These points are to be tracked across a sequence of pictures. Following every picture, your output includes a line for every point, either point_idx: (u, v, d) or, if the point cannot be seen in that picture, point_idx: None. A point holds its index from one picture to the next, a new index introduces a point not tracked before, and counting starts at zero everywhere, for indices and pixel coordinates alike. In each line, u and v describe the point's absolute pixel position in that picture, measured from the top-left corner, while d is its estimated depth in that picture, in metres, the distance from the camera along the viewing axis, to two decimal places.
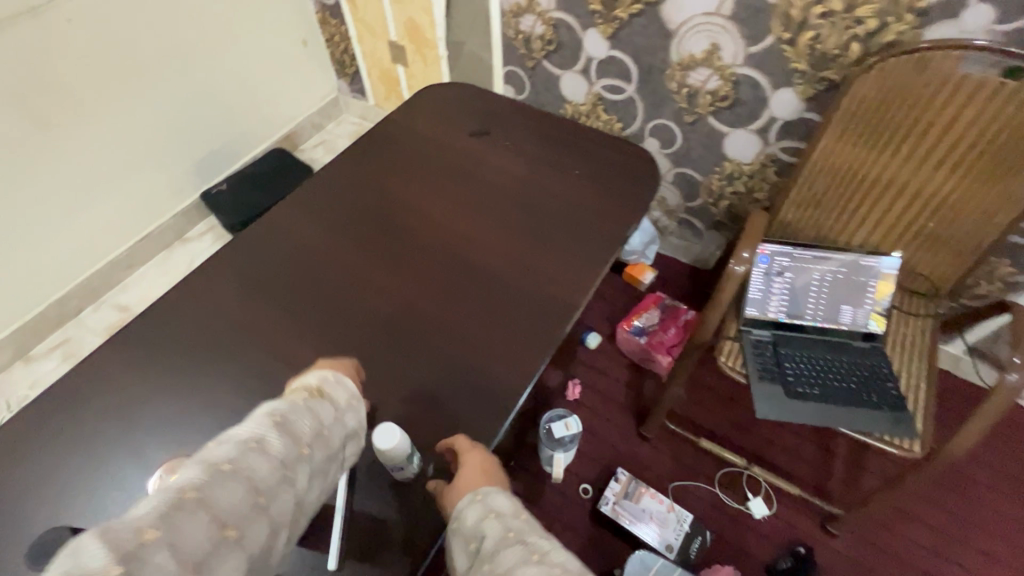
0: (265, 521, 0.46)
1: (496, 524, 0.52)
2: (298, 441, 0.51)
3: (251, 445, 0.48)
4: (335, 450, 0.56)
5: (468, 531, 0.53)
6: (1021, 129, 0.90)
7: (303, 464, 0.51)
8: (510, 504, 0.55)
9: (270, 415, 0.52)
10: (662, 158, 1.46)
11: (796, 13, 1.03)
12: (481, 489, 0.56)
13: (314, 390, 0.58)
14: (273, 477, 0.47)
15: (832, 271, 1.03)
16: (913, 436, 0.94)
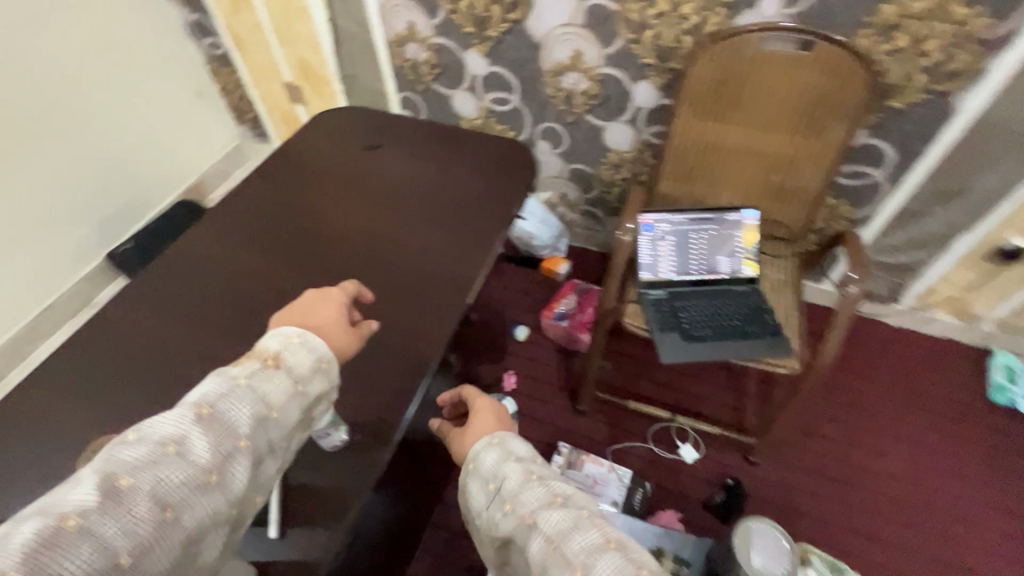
0: (177, 534, 0.46)
1: (518, 471, 0.67)
2: (229, 438, 0.51)
3: (169, 448, 0.48)
4: (282, 435, 0.57)
5: (488, 471, 0.69)
6: (823, 89, 1.11)
7: (233, 464, 0.51)
8: (522, 452, 0.71)
9: (199, 408, 0.51)
10: (555, 157, 1.60)
11: (636, 17, 1.20)
12: (496, 434, 0.73)
13: (268, 362, 0.58)
14: (188, 486, 0.47)
15: (705, 229, 1.19)
16: (789, 354, 1.09)
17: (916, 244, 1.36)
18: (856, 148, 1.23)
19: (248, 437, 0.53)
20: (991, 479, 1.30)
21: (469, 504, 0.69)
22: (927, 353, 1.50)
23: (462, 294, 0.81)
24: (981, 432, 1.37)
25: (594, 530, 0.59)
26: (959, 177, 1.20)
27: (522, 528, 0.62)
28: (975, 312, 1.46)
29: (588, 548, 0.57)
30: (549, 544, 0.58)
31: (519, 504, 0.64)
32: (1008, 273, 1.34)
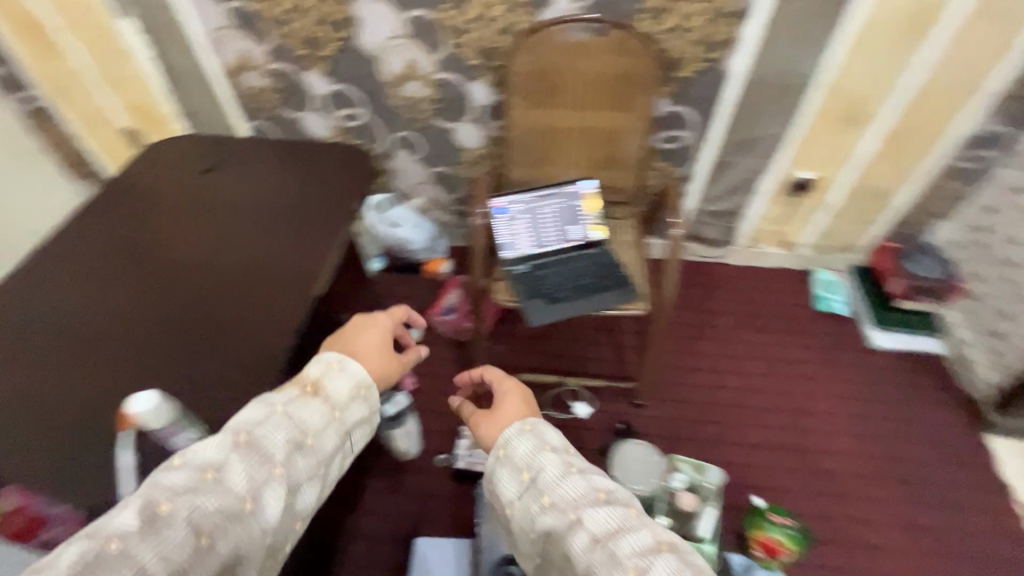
0: (210, 559, 0.52)
1: (557, 464, 0.71)
2: (263, 465, 0.60)
3: (208, 473, 0.57)
4: (317, 463, 0.66)
5: (522, 460, 0.73)
6: (623, 67, 1.30)
7: (265, 492, 0.59)
8: (557, 445, 0.75)
9: (239, 435, 0.61)
10: (416, 164, 1.67)
11: (455, 23, 1.31)
12: (527, 421, 0.78)
13: (307, 391, 0.70)
14: (222, 513, 0.55)
15: (550, 204, 1.35)
16: (636, 298, 1.25)
17: (733, 190, 1.60)
18: (666, 115, 1.44)
19: (282, 464, 0.62)
20: (825, 372, 1.55)
21: (501, 493, 0.72)
22: (760, 280, 1.75)
23: (313, 291, 0.84)
24: (811, 336, 1.63)
25: (646, 532, 0.62)
26: (748, 127, 1.44)
27: (563, 521, 0.65)
28: (793, 239, 1.74)
29: (640, 550, 0.60)
30: (596, 542, 0.61)
31: (559, 496, 0.68)
32: (806, 201, 1.62)
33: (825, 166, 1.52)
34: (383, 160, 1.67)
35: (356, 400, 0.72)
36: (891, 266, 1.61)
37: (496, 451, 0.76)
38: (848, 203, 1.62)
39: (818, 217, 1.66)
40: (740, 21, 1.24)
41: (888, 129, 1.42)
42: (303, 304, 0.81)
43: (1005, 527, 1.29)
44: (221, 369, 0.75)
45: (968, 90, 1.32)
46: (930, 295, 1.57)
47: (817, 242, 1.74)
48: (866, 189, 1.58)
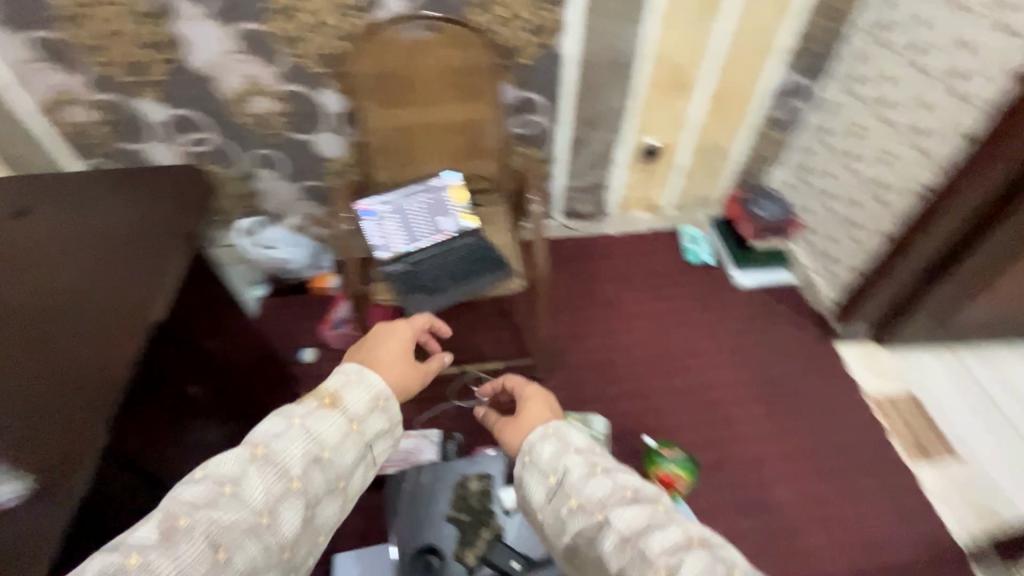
0: (227, 572, 0.55)
1: (582, 466, 0.74)
2: (277, 480, 0.62)
3: (225, 488, 0.60)
4: (336, 475, 0.68)
5: (547, 464, 0.77)
6: (463, 61, 1.35)
7: (281, 506, 0.61)
8: (581, 446, 0.78)
9: (255, 449, 0.63)
10: (282, 181, 1.62)
11: (290, 34, 1.30)
12: (550, 425, 0.82)
13: (324, 403, 0.71)
14: (239, 527, 0.58)
15: (417, 199, 1.40)
16: (509, 276, 1.33)
17: (593, 163, 1.73)
18: (516, 101, 1.53)
19: (298, 477, 0.64)
20: (699, 315, 1.71)
21: (529, 498, 0.76)
22: (634, 244, 1.88)
23: (144, 324, 0.81)
24: (683, 286, 1.79)
25: (675, 529, 0.65)
26: (592, 103, 1.56)
27: (593, 522, 0.68)
28: (656, 201, 1.91)
29: (671, 545, 0.63)
30: (625, 541, 0.65)
31: (586, 497, 0.71)
32: (660, 164, 1.78)
33: (667, 130, 1.68)
34: (246, 183, 1.60)
35: (373, 412, 0.73)
36: (740, 211, 1.79)
37: (522, 458, 0.80)
38: (695, 161, 1.79)
39: (673, 178, 1.83)
40: (559, 7, 1.34)
41: (711, 91, 1.59)
42: (135, 339, 0.78)
43: (857, 417, 1.50)
44: (38, 424, 0.71)
45: (765, 49, 1.51)
46: (777, 232, 1.76)
47: (677, 200, 1.92)
48: (707, 147, 1.75)
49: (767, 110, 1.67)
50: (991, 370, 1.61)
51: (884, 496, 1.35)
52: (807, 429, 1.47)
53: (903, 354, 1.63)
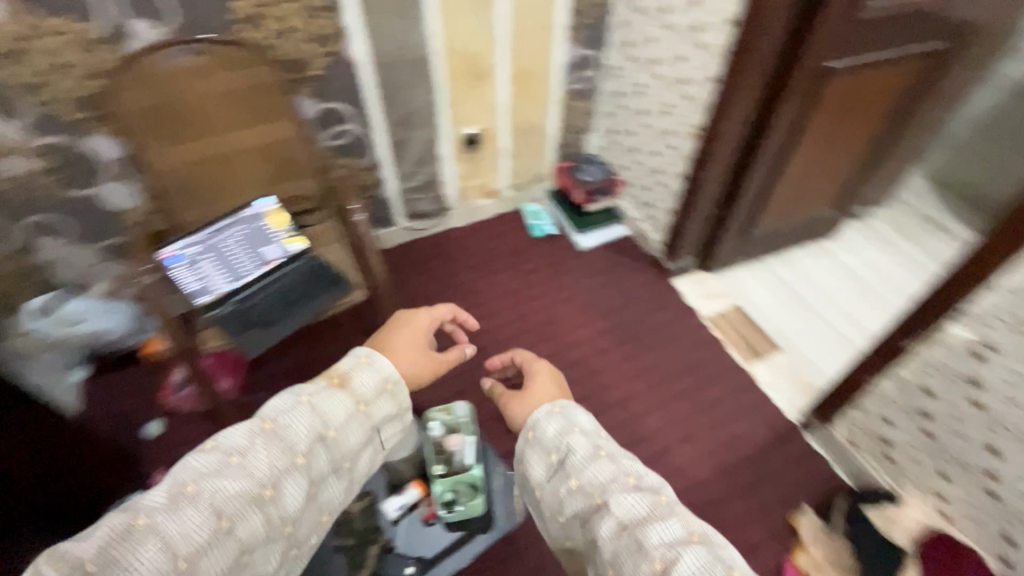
0: (229, 541, 0.57)
1: (586, 448, 0.78)
2: (284, 455, 0.63)
3: (233, 459, 0.60)
4: (342, 455, 0.70)
5: (551, 442, 0.81)
6: (245, 82, 1.28)
7: (285, 481, 0.62)
8: (586, 427, 0.82)
9: (264, 423, 0.64)
10: (72, 248, 1.43)
11: (27, 81, 1.14)
12: (556, 404, 0.85)
13: (334, 382, 0.71)
14: (244, 497, 0.59)
15: (232, 235, 1.29)
16: (350, 289, 1.35)
17: (419, 161, 1.75)
18: (320, 113, 1.50)
19: (303, 453, 0.65)
20: (551, 285, 1.83)
21: (530, 473, 0.80)
22: (482, 232, 1.96)
23: None
24: (533, 262, 1.89)
25: (676, 524, 0.68)
26: (398, 104, 1.57)
27: (592, 503, 0.72)
28: (493, 187, 1.99)
29: (668, 538, 0.66)
30: (622, 528, 0.68)
31: (586, 479, 0.75)
32: (484, 151, 1.85)
33: (481, 117, 1.74)
34: (24, 257, 1.39)
35: (381, 395, 0.74)
36: (568, 179, 1.94)
37: (526, 433, 0.84)
38: (516, 142, 1.89)
39: (501, 161, 1.92)
40: (335, 13, 1.32)
41: (510, 74, 1.68)
42: None
43: (698, 338, 1.70)
44: None
45: (546, 28, 1.62)
46: (605, 193, 1.93)
47: (512, 182, 2.02)
48: (523, 127, 1.85)
49: (566, 85, 1.80)
50: (792, 272, 1.91)
51: (731, 398, 1.55)
52: (660, 361, 1.64)
53: (724, 276, 1.88)
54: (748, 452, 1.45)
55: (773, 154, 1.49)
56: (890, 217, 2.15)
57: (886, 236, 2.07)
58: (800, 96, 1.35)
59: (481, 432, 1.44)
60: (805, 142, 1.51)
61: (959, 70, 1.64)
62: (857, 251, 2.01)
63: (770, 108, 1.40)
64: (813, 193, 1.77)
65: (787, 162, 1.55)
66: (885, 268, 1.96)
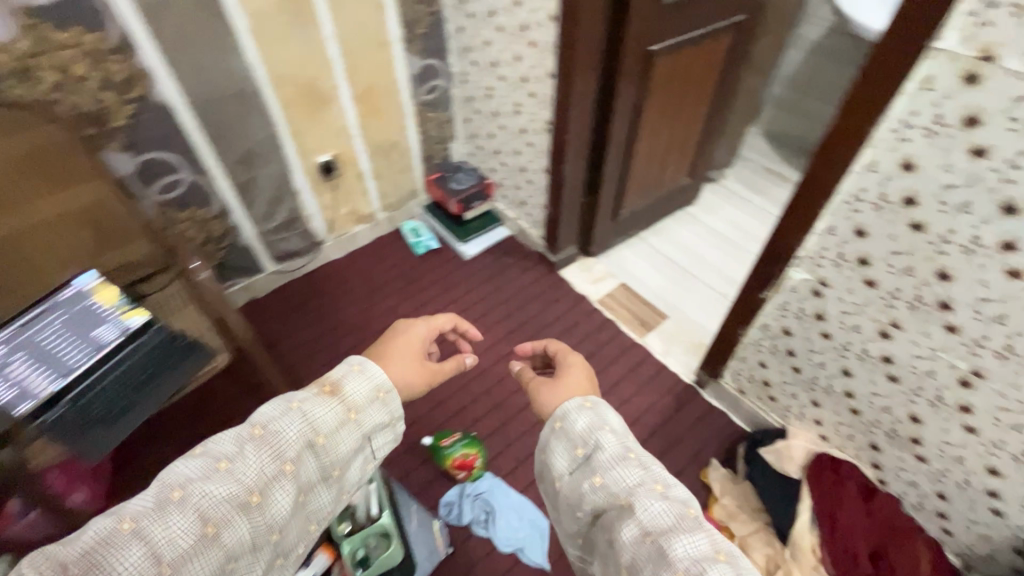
0: (214, 548, 0.55)
1: (616, 448, 0.81)
2: (273, 460, 0.61)
3: (221, 465, 0.59)
4: (333, 462, 0.68)
5: (579, 436, 0.85)
6: (37, 138, 1.09)
7: (273, 489, 0.60)
8: (616, 427, 0.85)
9: (255, 428, 0.63)
10: None
11: None
12: (587, 398, 0.89)
13: (325, 390, 0.69)
14: (231, 503, 0.57)
15: (51, 323, 1.10)
16: (213, 353, 1.21)
17: (275, 200, 1.62)
18: (141, 167, 1.33)
19: (292, 461, 0.63)
20: (438, 293, 1.83)
21: (553, 463, 0.85)
22: (360, 264, 1.91)
23: None
24: (418, 284, 1.86)
25: (703, 539, 0.69)
26: (233, 143, 1.44)
27: (617, 502, 0.75)
28: (365, 211, 1.90)
29: (692, 552, 0.68)
30: (643, 536, 0.70)
31: (612, 479, 0.78)
32: (346, 177, 1.76)
33: (331, 143, 1.65)
34: None
35: (373, 403, 0.72)
36: (440, 191, 1.91)
37: (554, 423, 0.88)
38: (379, 162, 1.82)
39: (367, 184, 1.84)
40: (128, 55, 1.18)
41: (352, 94, 1.60)
42: None
43: (594, 322, 1.75)
44: None
45: (381, 43, 1.56)
46: (479, 198, 1.93)
47: (384, 203, 1.95)
48: (381, 145, 1.79)
49: (417, 98, 1.77)
50: (666, 242, 2.04)
51: (630, 373, 1.62)
52: None
53: (606, 259, 1.96)
54: (655, 422, 1.51)
55: (620, 136, 1.56)
56: (741, 175, 2.37)
57: (739, 194, 2.27)
58: (630, 79, 1.42)
59: (396, 468, 1.38)
60: (647, 120, 1.60)
61: (765, 39, 1.82)
62: (719, 211, 2.19)
63: (608, 93, 1.46)
64: (669, 166, 1.88)
65: (636, 141, 1.63)
66: (744, 222, 2.15)
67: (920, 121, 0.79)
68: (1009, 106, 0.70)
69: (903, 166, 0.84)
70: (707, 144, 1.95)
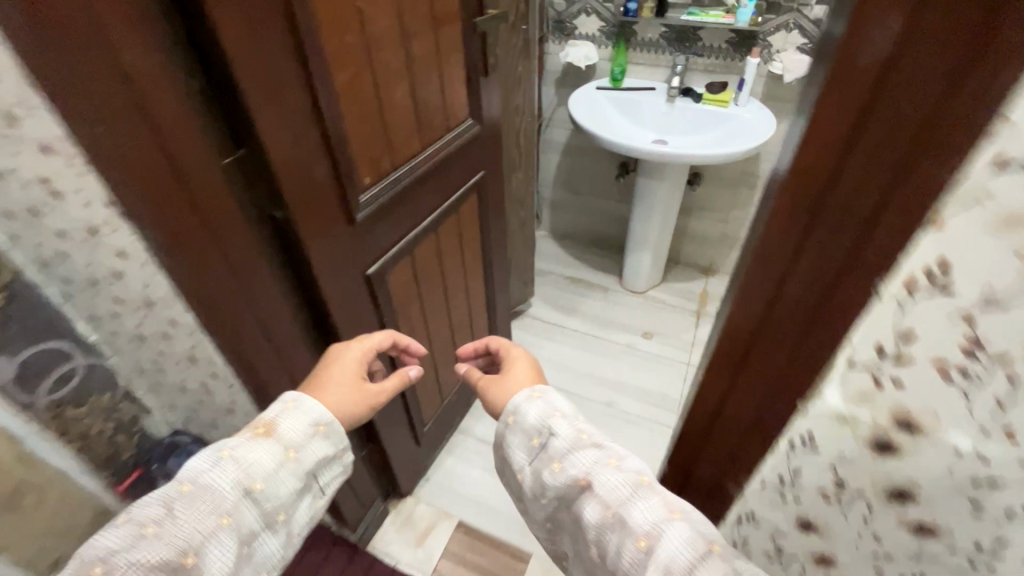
0: None
1: (568, 432, 0.69)
2: (208, 515, 0.60)
3: (151, 527, 0.58)
4: (274, 508, 0.66)
5: (530, 426, 0.73)
6: None
7: (209, 548, 0.59)
8: (567, 411, 0.73)
9: (182, 486, 0.61)
10: None
11: None
12: (534, 386, 0.78)
13: (255, 435, 0.67)
14: (166, 563, 0.56)
15: None
16: None
17: None
18: None
19: (230, 512, 0.61)
20: None
21: (509, 458, 0.73)
22: None
23: None
24: None
25: (657, 500, 0.60)
26: None
27: (577, 486, 0.64)
28: None
29: (652, 517, 0.58)
30: (604, 513, 0.61)
31: (569, 464, 0.66)
32: None
33: None
34: None
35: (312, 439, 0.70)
36: None
37: (505, 417, 0.76)
38: None
39: None
40: None
41: None
42: None
43: None
44: None
45: None
46: None
47: None
48: None
49: None
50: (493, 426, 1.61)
51: None
52: None
53: (426, 489, 1.45)
54: None
55: None
56: (546, 295, 2.09)
57: (550, 320, 1.98)
58: (351, 319, 0.96)
59: None
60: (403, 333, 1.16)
61: (521, 175, 1.53)
62: (538, 354, 1.85)
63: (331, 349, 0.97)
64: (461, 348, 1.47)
65: None
66: (569, 357, 1.83)
67: (806, 484, 0.43)
68: (967, 491, 0.36)
69: (798, 525, 0.48)
70: (498, 301, 1.59)
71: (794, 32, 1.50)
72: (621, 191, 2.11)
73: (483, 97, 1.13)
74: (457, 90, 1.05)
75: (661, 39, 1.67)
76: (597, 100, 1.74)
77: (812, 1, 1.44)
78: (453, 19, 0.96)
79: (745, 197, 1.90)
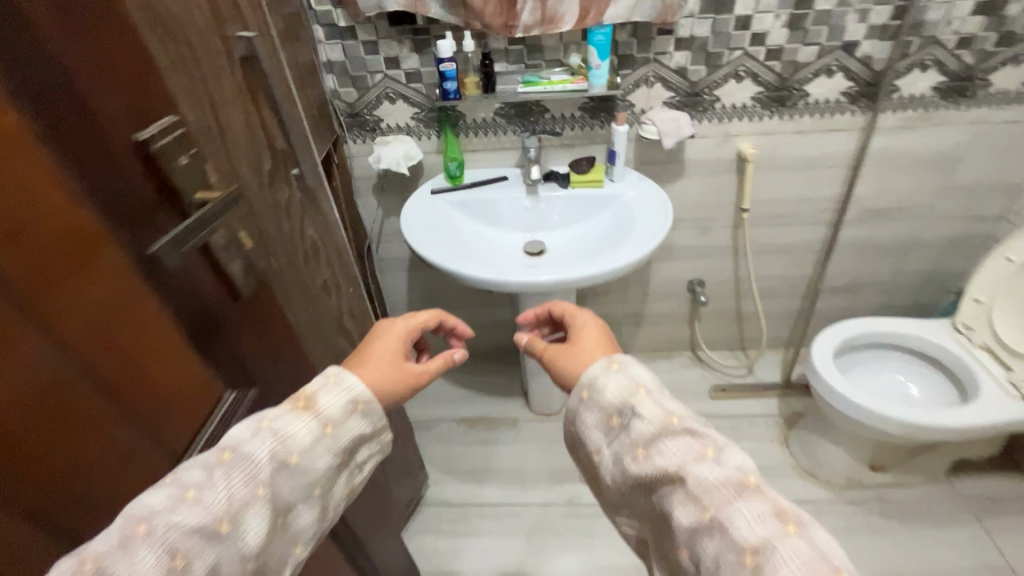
0: None
1: (658, 412, 0.50)
2: (243, 485, 0.46)
3: (186, 493, 0.44)
4: (313, 486, 0.52)
5: (610, 403, 0.53)
6: None
7: (247, 521, 0.46)
8: (655, 388, 0.53)
9: (223, 452, 0.47)
10: None
11: None
12: (613, 357, 0.57)
13: (296, 405, 0.52)
14: (198, 533, 0.43)
15: None
16: None
17: None
18: None
19: (268, 483, 0.48)
20: None
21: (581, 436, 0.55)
22: None
23: None
24: None
25: (764, 500, 0.44)
26: None
27: (666, 480, 0.47)
28: None
29: (760, 527, 0.42)
30: (700, 517, 0.44)
31: (658, 452, 0.48)
32: None
33: None
34: None
35: (356, 415, 0.55)
36: None
37: (578, 391, 0.57)
38: None
39: None
40: None
41: None
42: None
43: None
44: None
45: None
46: None
47: None
48: None
49: None
50: None
51: None
52: None
53: None
54: None
55: None
56: (443, 460, 1.55)
57: (459, 501, 1.45)
58: None
59: None
60: None
61: None
62: (462, 568, 1.31)
63: None
64: None
65: None
66: (503, 556, 1.33)
67: None
68: None
69: None
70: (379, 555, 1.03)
71: (657, 86, 1.20)
72: (495, 297, 1.66)
73: (244, 333, 0.59)
74: (175, 365, 0.49)
75: (497, 117, 1.25)
76: (437, 209, 1.26)
77: (669, 48, 1.14)
78: (99, 256, 0.41)
79: (640, 271, 1.58)
